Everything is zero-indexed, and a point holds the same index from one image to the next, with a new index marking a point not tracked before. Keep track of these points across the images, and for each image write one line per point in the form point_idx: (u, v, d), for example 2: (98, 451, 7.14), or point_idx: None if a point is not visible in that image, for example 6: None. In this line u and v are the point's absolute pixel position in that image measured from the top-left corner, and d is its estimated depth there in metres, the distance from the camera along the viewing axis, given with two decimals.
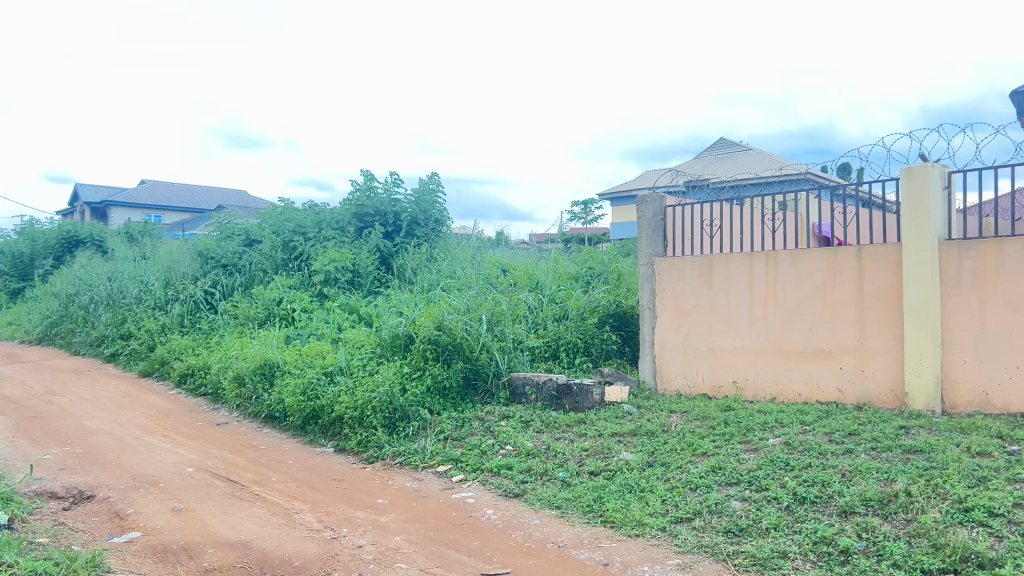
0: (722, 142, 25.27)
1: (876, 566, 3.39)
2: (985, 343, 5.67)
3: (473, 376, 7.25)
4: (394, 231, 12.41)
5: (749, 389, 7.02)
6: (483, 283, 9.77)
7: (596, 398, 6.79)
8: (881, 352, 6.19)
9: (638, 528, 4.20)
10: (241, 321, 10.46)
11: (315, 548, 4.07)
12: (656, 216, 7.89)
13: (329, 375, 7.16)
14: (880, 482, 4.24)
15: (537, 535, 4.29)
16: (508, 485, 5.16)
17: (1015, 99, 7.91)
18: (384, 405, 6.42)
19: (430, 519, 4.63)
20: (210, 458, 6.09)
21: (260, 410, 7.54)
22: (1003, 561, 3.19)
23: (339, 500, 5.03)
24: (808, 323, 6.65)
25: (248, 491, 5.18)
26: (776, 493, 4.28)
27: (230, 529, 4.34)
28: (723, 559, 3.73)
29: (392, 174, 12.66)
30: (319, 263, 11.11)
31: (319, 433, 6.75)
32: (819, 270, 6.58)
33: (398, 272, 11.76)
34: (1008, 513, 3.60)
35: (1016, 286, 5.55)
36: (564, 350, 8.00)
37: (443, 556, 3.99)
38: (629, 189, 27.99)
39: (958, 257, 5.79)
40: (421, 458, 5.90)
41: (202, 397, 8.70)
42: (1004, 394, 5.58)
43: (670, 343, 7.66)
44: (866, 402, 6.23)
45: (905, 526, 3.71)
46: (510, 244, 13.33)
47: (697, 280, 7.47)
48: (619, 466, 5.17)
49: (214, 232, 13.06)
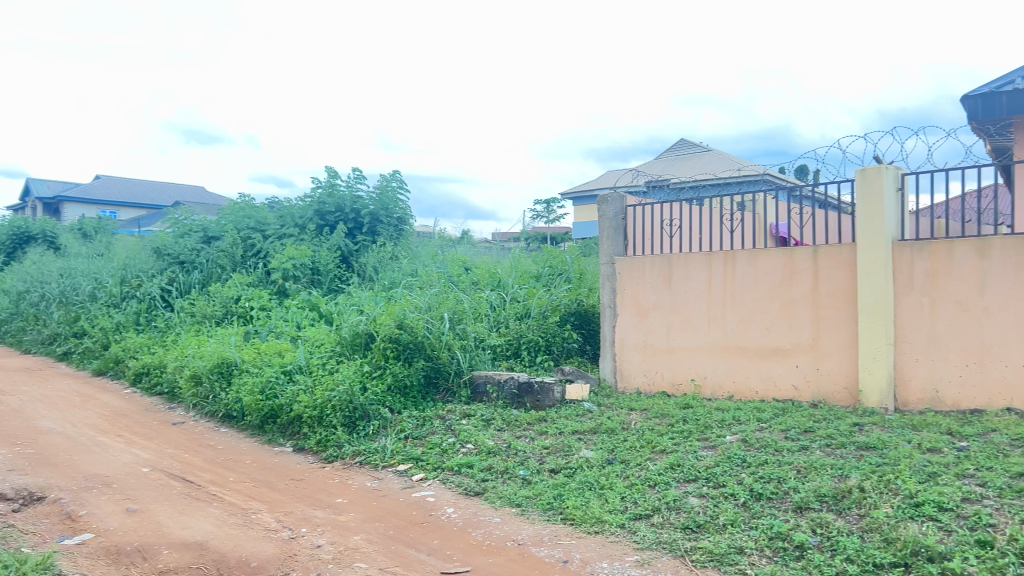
0: (681, 142, 25.59)
1: (830, 560, 3.44)
2: (935, 341, 5.80)
3: (435, 374, 7.24)
4: (355, 228, 12.34)
5: (707, 387, 7.10)
6: (444, 281, 9.75)
7: (556, 396, 6.82)
8: (835, 351, 6.30)
9: (597, 525, 4.22)
10: (198, 319, 10.30)
11: (273, 548, 4.03)
12: (617, 216, 7.92)
13: (288, 374, 7.09)
14: (834, 478, 4.32)
15: (498, 533, 4.30)
16: (469, 483, 5.16)
17: (972, 102, 7.25)
18: (343, 404, 6.37)
19: (389, 518, 4.61)
20: (166, 458, 6.00)
21: (217, 410, 7.44)
22: (952, 555, 3.26)
23: (297, 499, 4.99)
24: (765, 322, 6.74)
25: (205, 491, 5.11)
26: (732, 489, 4.33)
27: (185, 530, 4.28)
28: (681, 555, 3.76)
29: (355, 171, 12.58)
30: (277, 260, 10.98)
31: (278, 432, 6.68)
32: (776, 269, 6.67)
33: (359, 270, 11.69)
34: (956, 507, 3.69)
35: (964, 285, 5.68)
36: (525, 348, 8.01)
37: (404, 555, 3.97)
38: (592, 188, 28.15)
39: (911, 258, 5.91)
40: (381, 458, 5.86)
41: (158, 397, 8.57)
42: (953, 392, 5.72)
43: (630, 341, 7.72)
44: (821, 399, 6.34)
45: (859, 521, 3.79)
46: (473, 242, 13.34)
47: (657, 279, 7.53)
48: (579, 464, 5.20)
49: (170, 228, 12.84)
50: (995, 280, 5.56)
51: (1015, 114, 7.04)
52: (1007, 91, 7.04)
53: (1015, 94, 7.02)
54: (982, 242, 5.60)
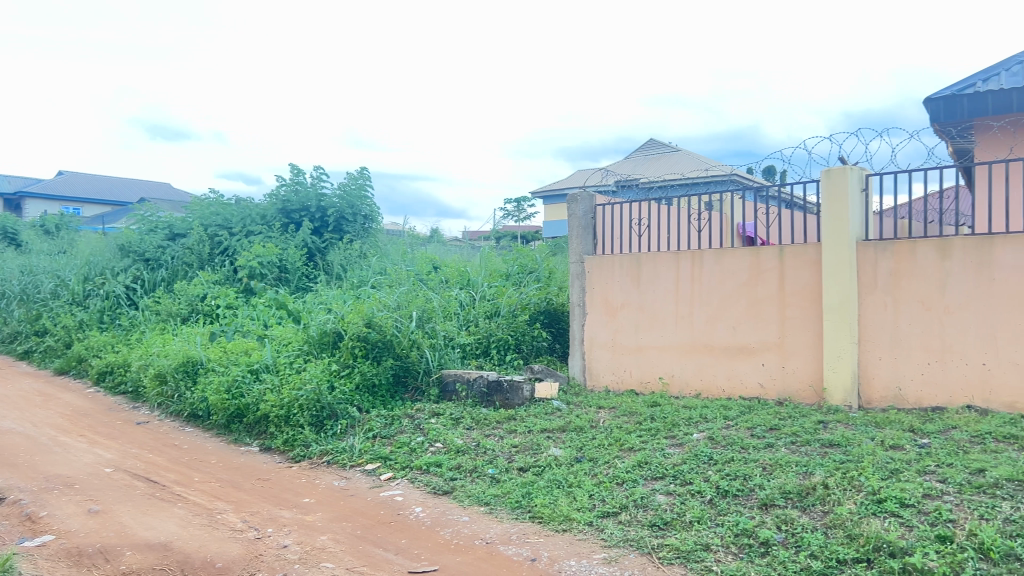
0: (650, 142, 25.76)
1: (794, 557, 3.48)
2: (898, 340, 5.89)
3: (403, 373, 7.21)
4: (321, 226, 12.26)
5: (674, 385, 7.15)
6: (414, 279, 9.74)
7: (526, 394, 6.82)
8: (800, 350, 6.37)
9: (565, 523, 4.23)
10: (163, 317, 10.17)
11: (238, 548, 4.00)
12: (586, 215, 7.93)
13: (254, 372, 7.03)
14: (799, 474, 4.37)
15: (466, 531, 4.30)
16: (437, 482, 5.14)
17: (933, 104, 7.36)
18: (311, 403, 6.33)
19: (356, 517, 4.58)
20: (129, 458, 5.92)
21: (182, 409, 7.35)
22: (913, 550, 3.30)
23: (263, 499, 4.95)
24: (732, 321, 6.80)
25: (169, 491, 5.05)
26: (699, 487, 4.37)
27: (149, 531, 4.23)
28: (648, 552, 3.79)
29: (319, 168, 12.51)
30: (243, 258, 10.85)
31: (244, 431, 6.61)
32: (742, 268, 6.73)
33: (327, 268, 11.61)
34: (918, 503, 3.74)
35: (927, 285, 5.76)
36: (495, 347, 8.01)
37: (371, 555, 3.95)
38: (562, 185, 28.24)
39: (874, 258, 6.00)
40: (349, 457, 5.83)
41: (122, 396, 8.45)
42: (915, 390, 5.81)
43: (599, 339, 7.75)
44: (786, 397, 6.41)
45: (822, 517, 3.84)
46: (443, 240, 13.34)
47: (626, 278, 7.56)
48: (548, 462, 5.22)
49: (135, 224, 12.65)
50: (956, 280, 5.65)
51: (976, 116, 7.14)
52: (968, 94, 7.15)
53: (976, 97, 7.12)
54: (944, 242, 5.69)
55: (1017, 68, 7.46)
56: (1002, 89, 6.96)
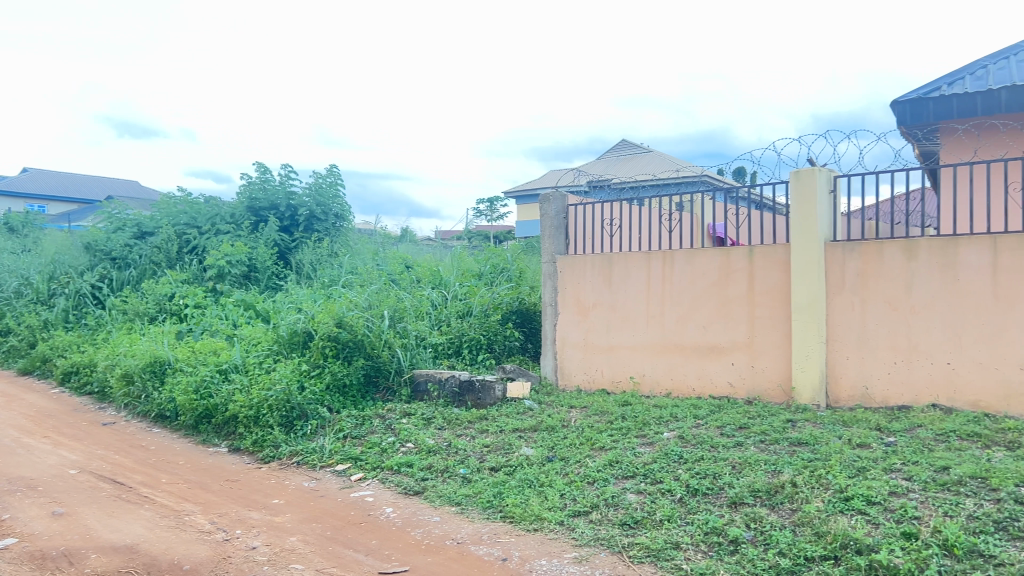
0: (622, 143, 25.90)
1: (763, 554, 3.51)
2: (865, 339, 5.96)
3: (374, 373, 7.18)
4: (291, 225, 12.18)
5: (645, 385, 7.19)
6: (385, 279, 9.70)
7: (497, 394, 6.81)
8: (769, 349, 6.43)
9: (536, 522, 4.23)
10: (130, 316, 10.03)
11: (206, 550, 3.95)
12: (559, 215, 7.94)
13: (223, 373, 6.96)
14: (768, 473, 4.41)
15: (436, 531, 4.28)
16: (408, 482, 5.12)
17: (899, 108, 7.45)
18: (280, 404, 6.27)
19: (326, 518, 4.56)
20: (95, 459, 5.84)
21: (149, 410, 7.25)
22: (879, 547, 3.35)
23: (232, 501, 4.90)
24: (702, 321, 6.84)
25: (136, 493, 4.98)
26: (669, 485, 4.39)
27: (114, 533, 4.16)
28: (618, 551, 3.80)
29: (287, 166, 12.41)
30: (212, 257, 10.72)
31: (212, 432, 6.54)
32: (712, 269, 6.78)
33: (297, 267, 11.51)
34: (884, 500, 3.79)
35: (894, 286, 5.84)
36: (467, 347, 8.00)
37: (341, 555, 3.93)
38: (534, 186, 28.32)
39: (842, 258, 6.07)
40: (319, 458, 5.79)
41: (88, 396, 8.32)
42: (882, 388, 5.89)
43: (571, 339, 7.77)
44: (755, 396, 6.46)
45: (791, 515, 3.88)
46: (415, 240, 13.30)
47: (598, 277, 7.59)
48: (519, 461, 5.21)
49: (101, 222, 12.46)
50: (922, 280, 5.72)
51: (941, 119, 7.25)
52: (934, 98, 7.26)
53: (942, 100, 7.23)
54: (910, 243, 5.77)
55: (982, 72, 7.59)
56: (966, 93, 7.08)
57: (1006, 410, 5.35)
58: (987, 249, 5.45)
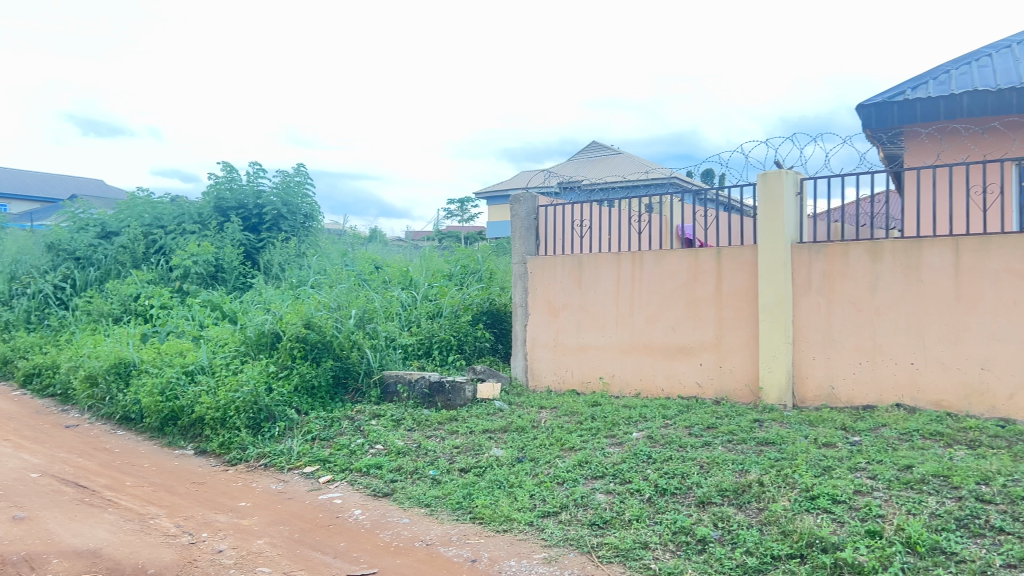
0: (593, 145, 26.01)
1: (730, 553, 3.54)
2: (831, 339, 6.04)
3: (344, 374, 7.13)
4: (258, 224, 12.07)
5: (615, 385, 7.22)
6: (354, 280, 9.65)
7: (467, 395, 6.80)
8: (737, 350, 6.49)
9: (506, 523, 4.23)
10: (94, 317, 9.88)
11: (172, 554, 3.90)
12: (529, 215, 7.94)
13: (189, 374, 6.88)
14: (735, 472, 4.44)
15: (406, 533, 4.26)
16: (377, 485, 5.10)
17: (864, 112, 7.53)
18: (247, 405, 6.21)
19: (294, 521, 4.52)
20: (57, 462, 5.74)
21: (114, 412, 7.15)
22: (844, 545, 3.39)
23: (198, 504, 4.84)
24: (670, 321, 6.89)
25: (100, 496, 4.90)
26: (638, 485, 4.42)
27: (76, 538, 4.09)
28: (588, 551, 3.81)
29: (254, 165, 12.29)
30: (178, 257, 10.59)
31: (178, 435, 6.46)
32: (680, 270, 6.83)
33: (265, 268, 11.40)
34: (849, 499, 3.84)
35: (859, 287, 5.92)
36: (437, 348, 7.98)
37: (309, 558, 3.90)
38: (506, 187, 28.34)
39: (809, 259, 6.14)
40: (287, 460, 5.75)
41: (50, 398, 8.19)
42: (847, 388, 5.96)
43: (541, 339, 7.78)
44: (723, 396, 6.52)
45: (758, 514, 3.91)
46: (384, 241, 13.25)
47: (568, 279, 7.62)
48: (489, 462, 5.21)
49: (64, 221, 12.25)
50: (886, 282, 5.81)
51: (905, 123, 7.35)
52: (898, 102, 7.36)
53: (906, 105, 7.33)
54: (875, 245, 5.85)
55: (944, 77, 7.72)
56: (929, 97, 7.19)
57: (968, 409, 5.45)
58: (949, 251, 5.54)
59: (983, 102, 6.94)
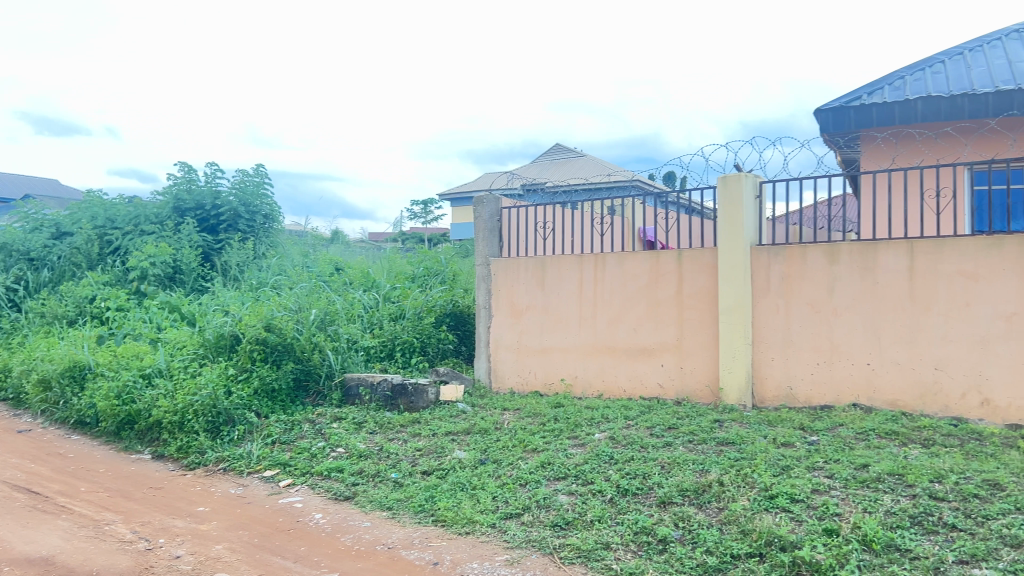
0: (556, 147, 26.11)
1: (691, 553, 3.57)
2: (789, 340, 6.12)
3: (305, 377, 7.08)
4: (217, 225, 11.92)
5: (578, 386, 7.25)
6: (315, 281, 9.58)
7: (430, 397, 6.78)
8: (698, 351, 6.55)
9: (468, 525, 4.22)
10: (48, 320, 9.68)
11: (128, 561, 3.83)
12: (492, 217, 7.93)
13: (146, 377, 6.77)
14: (696, 472, 4.48)
15: (367, 537, 4.23)
16: (338, 488, 5.05)
17: (823, 116, 7.62)
18: (206, 409, 6.12)
19: (253, 525, 4.47)
20: (9, 468, 5.61)
21: (68, 416, 7.01)
22: (802, 543, 3.43)
23: (155, 509, 4.77)
24: (632, 323, 6.93)
25: (53, 502, 4.81)
26: (600, 486, 4.44)
27: (28, 545, 4.01)
28: (549, 553, 3.82)
29: (212, 165, 12.14)
30: (135, 258, 10.42)
31: (135, 439, 6.35)
32: (642, 272, 6.88)
33: (223, 269, 11.25)
34: (807, 498, 3.90)
35: (816, 289, 6.01)
36: (399, 350, 7.94)
37: (269, 563, 3.86)
38: (470, 189, 28.33)
39: (767, 261, 6.22)
40: (246, 464, 5.68)
41: (2, 402, 8.00)
42: (805, 389, 6.05)
43: (504, 341, 7.79)
44: (684, 397, 6.57)
45: (717, 514, 3.95)
46: (347, 242, 13.18)
47: (531, 280, 7.63)
48: (452, 465, 5.19)
49: (16, 221, 12.00)
50: (842, 283, 5.90)
51: (862, 128, 7.47)
52: (854, 106, 7.47)
53: (862, 109, 7.45)
54: (832, 248, 5.94)
55: (899, 82, 7.86)
56: (885, 102, 7.32)
57: (922, 408, 5.56)
58: (904, 253, 5.65)
59: (937, 108, 7.09)
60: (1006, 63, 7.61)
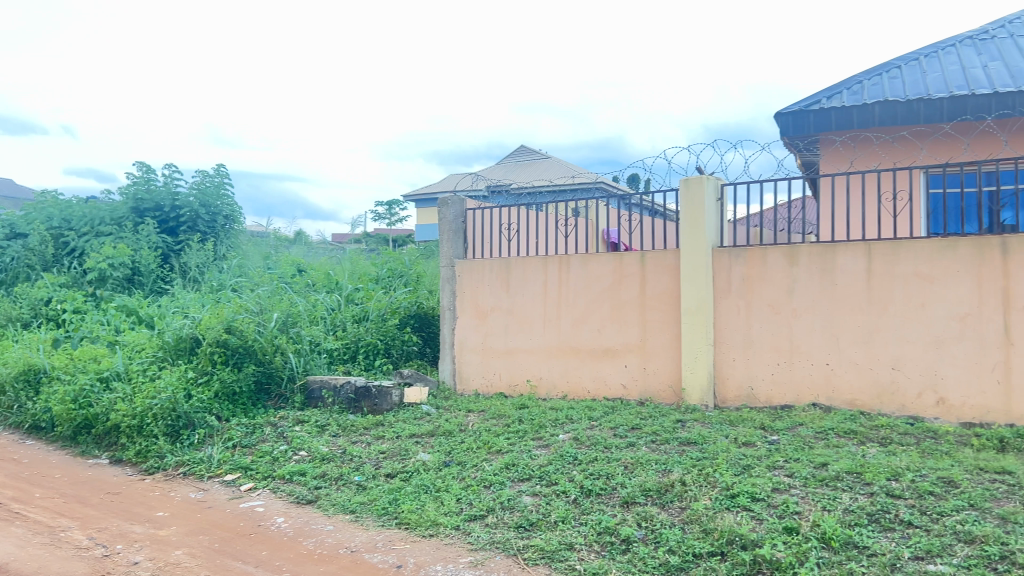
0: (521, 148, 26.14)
1: (654, 552, 3.59)
2: (750, 341, 6.20)
3: (266, 380, 7.00)
4: (176, 226, 11.74)
5: (542, 387, 7.26)
6: (278, 283, 9.49)
7: (394, 399, 6.77)
8: (661, 352, 6.59)
9: (432, 528, 4.21)
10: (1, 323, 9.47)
11: (83, 567, 3.76)
12: (457, 219, 7.92)
13: (103, 381, 6.65)
14: (658, 472, 4.51)
15: (330, 540, 4.20)
16: (301, 491, 5.01)
17: (783, 119, 7.72)
18: (166, 412, 6.01)
19: (213, 530, 4.42)
20: None
21: (23, 421, 6.87)
22: (762, 542, 3.48)
23: (113, 514, 4.68)
24: (596, 324, 6.97)
25: (6, 509, 4.70)
26: (564, 487, 4.45)
27: None
28: (513, 554, 3.82)
29: (171, 166, 11.97)
30: (92, 259, 10.23)
31: (92, 444, 6.23)
32: (606, 273, 6.92)
33: (182, 271, 11.09)
34: (767, 497, 3.95)
35: (777, 290, 6.09)
36: (363, 352, 7.90)
37: (229, 568, 3.81)
38: (435, 190, 28.24)
39: (729, 263, 6.29)
40: (207, 468, 5.60)
41: None
42: (765, 389, 6.13)
43: (469, 343, 7.77)
44: (647, 398, 6.62)
45: (680, 513, 3.98)
46: (309, 243, 13.07)
47: (495, 282, 7.63)
48: (416, 467, 5.18)
49: None
50: (802, 285, 5.99)
51: (821, 131, 7.59)
52: (814, 110, 7.58)
53: (822, 113, 7.56)
54: (792, 249, 6.02)
55: (857, 87, 8.00)
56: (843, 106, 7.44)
57: (879, 408, 5.65)
58: (861, 254, 5.75)
59: (893, 112, 7.23)
60: (960, 69, 7.78)
